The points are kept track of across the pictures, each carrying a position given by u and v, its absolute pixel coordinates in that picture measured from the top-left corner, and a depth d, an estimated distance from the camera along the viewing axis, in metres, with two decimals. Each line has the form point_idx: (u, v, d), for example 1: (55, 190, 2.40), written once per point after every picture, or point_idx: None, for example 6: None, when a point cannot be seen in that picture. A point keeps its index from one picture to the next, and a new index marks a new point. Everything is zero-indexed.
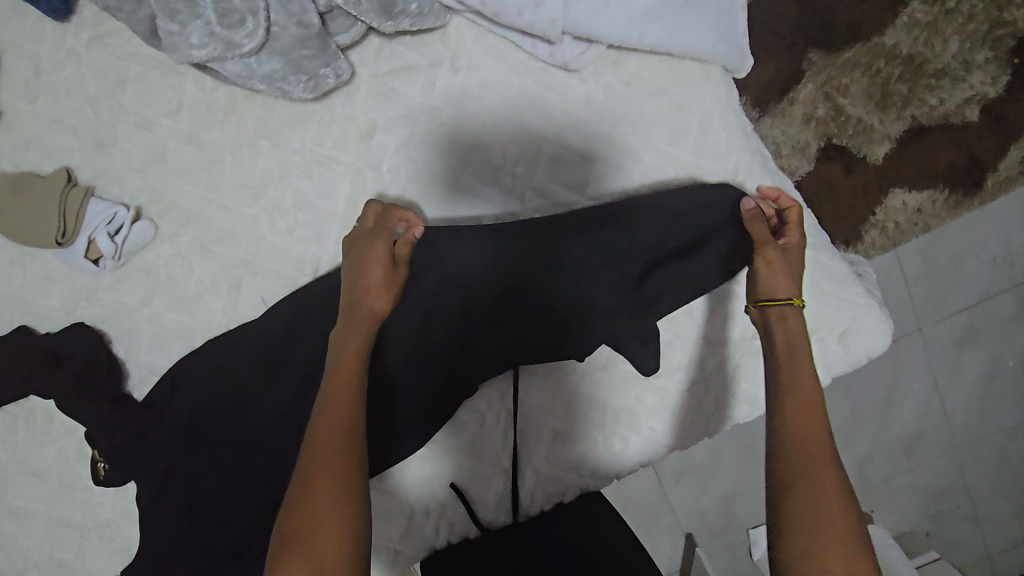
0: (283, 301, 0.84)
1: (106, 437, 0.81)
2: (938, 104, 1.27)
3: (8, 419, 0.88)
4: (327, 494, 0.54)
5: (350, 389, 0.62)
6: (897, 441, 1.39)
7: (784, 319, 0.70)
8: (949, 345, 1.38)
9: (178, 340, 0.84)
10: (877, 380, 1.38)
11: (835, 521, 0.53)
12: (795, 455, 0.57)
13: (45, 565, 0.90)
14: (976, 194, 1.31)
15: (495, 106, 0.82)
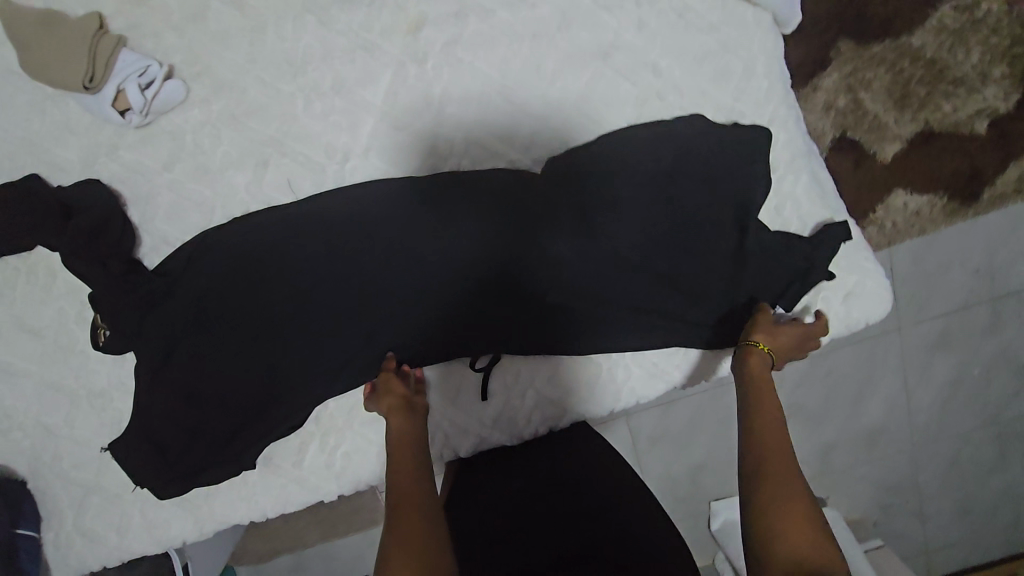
0: (312, 189, 0.83)
1: (114, 300, 0.80)
2: (951, 112, 1.28)
3: (6, 271, 0.85)
4: (421, 518, 0.60)
5: (414, 464, 0.68)
6: (865, 432, 1.43)
7: (749, 360, 0.76)
8: (925, 345, 1.39)
9: (197, 212, 0.82)
10: (847, 373, 1.39)
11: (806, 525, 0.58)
12: (765, 466, 0.64)
13: (32, 427, 0.90)
14: (971, 205, 1.30)
15: (548, 17, 0.81)
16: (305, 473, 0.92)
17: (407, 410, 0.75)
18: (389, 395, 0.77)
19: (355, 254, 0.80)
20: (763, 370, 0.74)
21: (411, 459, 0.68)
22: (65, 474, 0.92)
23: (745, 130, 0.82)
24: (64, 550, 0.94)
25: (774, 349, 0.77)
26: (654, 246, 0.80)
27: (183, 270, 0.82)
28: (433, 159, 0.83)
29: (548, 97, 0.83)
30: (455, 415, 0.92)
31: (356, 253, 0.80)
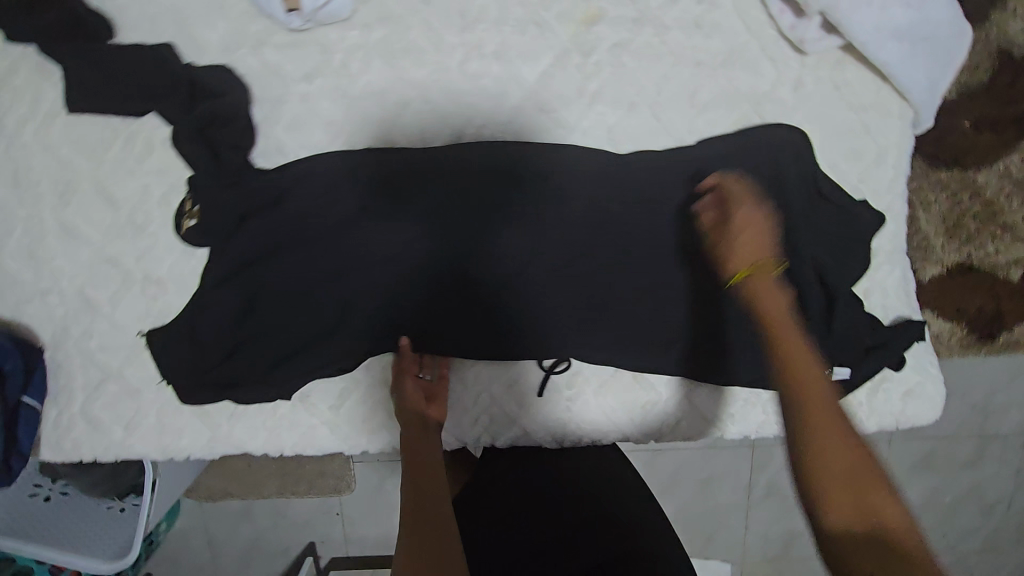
0: (443, 142, 0.83)
1: (217, 193, 0.80)
2: (994, 251, 1.08)
3: (104, 131, 0.80)
4: (441, 538, 0.64)
5: (430, 475, 0.73)
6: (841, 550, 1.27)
7: (755, 292, 0.66)
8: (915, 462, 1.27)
9: (320, 130, 0.81)
10: None
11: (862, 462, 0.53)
12: (814, 439, 0.54)
13: (70, 295, 0.86)
14: (984, 346, 1.13)
15: (717, 51, 0.81)
16: (338, 420, 0.91)
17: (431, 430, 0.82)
18: (406, 409, 0.83)
19: (464, 221, 0.84)
20: (771, 297, 0.65)
21: (430, 487, 0.71)
22: (88, 352, 0.88)
23: (859, 209, 0.85)
24: (62, 431, 0.89)
25: (764, 263, 0.68)
26: (725, 298, 0.86)
27: (290, 181, 0.82)
28: (566, 149, 0.83)
29: (695, 124, 0.83)
30: (497, 409, 0.93)
31: (468, 219, 0.84)
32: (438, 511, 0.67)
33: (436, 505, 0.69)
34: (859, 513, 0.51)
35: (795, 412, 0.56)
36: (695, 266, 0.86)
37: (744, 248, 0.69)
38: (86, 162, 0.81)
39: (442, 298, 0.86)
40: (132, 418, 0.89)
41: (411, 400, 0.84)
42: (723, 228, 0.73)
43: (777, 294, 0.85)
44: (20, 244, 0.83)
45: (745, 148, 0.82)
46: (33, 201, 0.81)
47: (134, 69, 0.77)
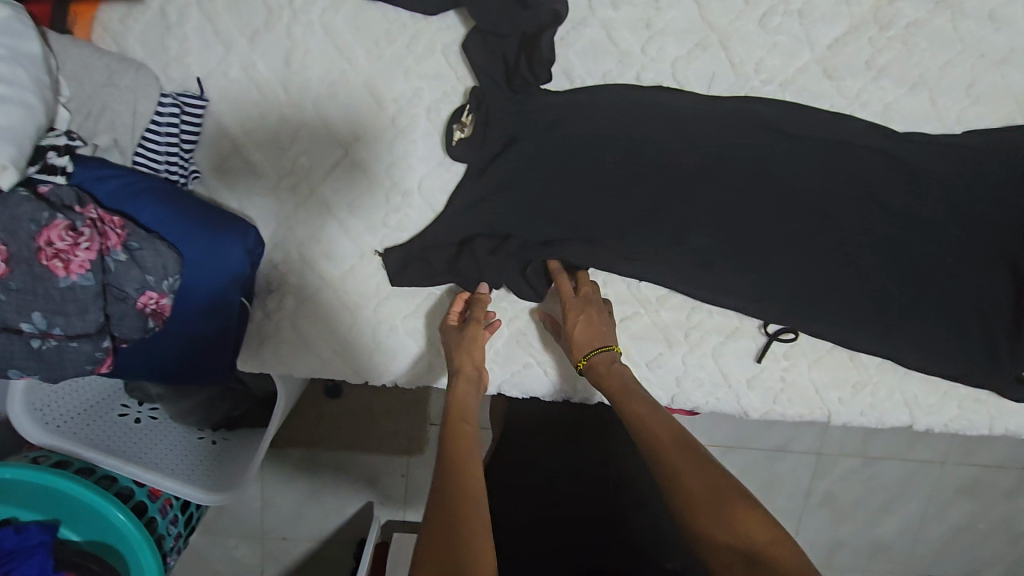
0: (726, 92, 0.81)
1: (501, 107, 0.78)
2: None
3: (391, 23, 0.75)
4: (476, 501, 0.59)
5: (461, 433, 0.67)
6: (850, 529, 1.60)
7: (603, 371, 0.76)
8: (933, 462, 1.56)
9: (614, 59, 0.79)
10: (864, 477, 1.56)
11: (752, 516, 0.58)
12: (674, 469, 0.63)
13: (306, 193, 0.81)
14: None
15: (1005, 45, 0.82)
16: (556, 362, 0.88)
17: (476, 387, 0.76)
18: (467, 360, 0.76)
19: (731, 175, 0.82)
20: (609, 372, 0.76)
21: (466, 439, 0.67)
22: (310, 257, 0.82)
23: None
24: (265, 338, 0.84)
25: (597, 342, 0.78)
26: (955, 287, 0.88)
27: (570, 107, 0.78)
28: (843, 121, 0.83)
29: (964, 115, 0.85)
30: (709, 372, 0.91)
31: (735, 175, 0.82)
32: (465, 469, 0.62)
33: (446, 455, 0.64)
34: (720, 518, 0.58)
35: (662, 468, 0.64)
36: (928, 256, 0.87)
37: (579, 320, 0.78)
38: (366, 54, 0.76)
39: (693, 254, 0.82)
40: (344, 335, 0.85)
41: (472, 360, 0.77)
42: (590, 307, 0.79)
43: (1007, 289, 0.88)
44: (269, 131, 0.78)
45: (998, 147, 0.85)
46: (298, 87, 0.76)
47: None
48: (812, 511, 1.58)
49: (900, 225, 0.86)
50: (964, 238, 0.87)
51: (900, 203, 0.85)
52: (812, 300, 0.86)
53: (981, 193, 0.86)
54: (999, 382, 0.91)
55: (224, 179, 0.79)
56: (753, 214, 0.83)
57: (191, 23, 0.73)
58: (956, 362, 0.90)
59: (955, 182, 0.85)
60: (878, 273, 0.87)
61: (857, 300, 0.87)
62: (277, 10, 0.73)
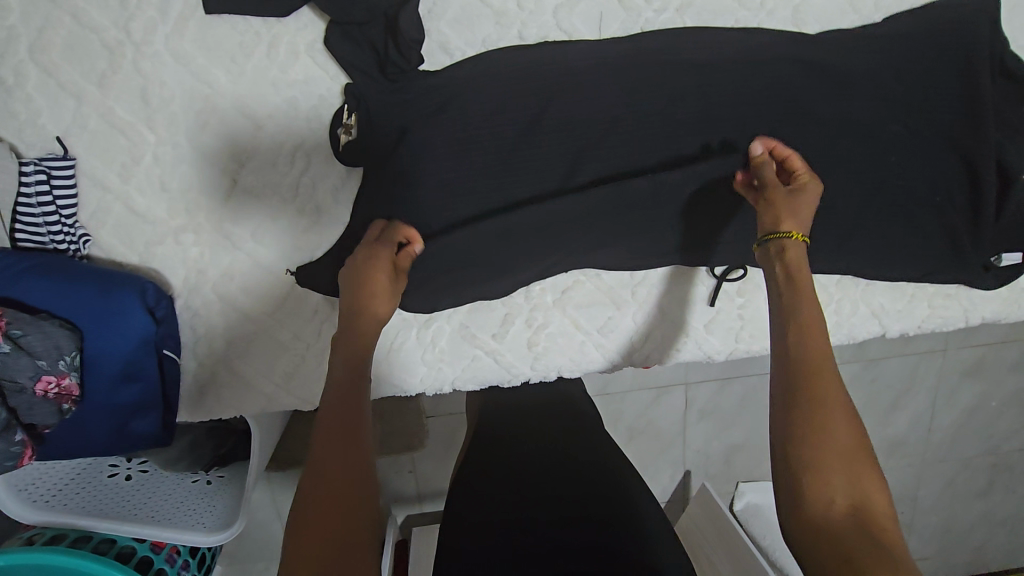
0: (619, 33, 0.76)
1: (382, 99, 0.72)
2: None
3: (243, 37, 0.70)
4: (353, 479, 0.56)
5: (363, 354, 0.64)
6: (862, 434, 1.58)
7: (784, 253, 0.64)
8: (933, 351, 1.53)
9: (490, 23, 0.73)
10: (866, 382, 1.53)
11: (873, 487, 0.53)
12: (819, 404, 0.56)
13: (204, 232, 0.76)
14: None
15: None
16: (504, 349, 0.86)
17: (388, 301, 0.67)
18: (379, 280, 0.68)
19: (646, 120, 0.74)
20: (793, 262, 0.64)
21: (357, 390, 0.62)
22: (227, 296, 0.79)
23: None
24: (204, 385, 0.82)
25: (795, 229, 0.65)
26: (911, 186, 0.82)
27: (456, 83, 0.73)
28: (750, 37, 0.77)
29: (878, 2, 0.80)
30: (663, 325, 0.88)
31: (651, 119, 0.74)
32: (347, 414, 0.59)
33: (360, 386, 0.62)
34: (849, 478, 0.53)
35: (821, 432, 0.55)
36: (877, 160, 0.80)
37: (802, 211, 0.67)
38: (226, 74, 0.70)
39: (623, 212, 0.77)
40: (284, 367, 0.83)
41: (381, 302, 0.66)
42: (805, 198, 0.67)
43: (960, 176, 0.82)
44: (149, 175, 0.73)
45: (923, 27, 0.79)
46: (165, 124, 0.71)
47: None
48: None
49: (842, 132, 0.78)
50: (909, 132, 0.80)
51: (835, 109, 0.78)
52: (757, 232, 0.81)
53: (916, 80, 0.79)
54: (969, 274, 0.87)
55: (115, 236, 0.75)
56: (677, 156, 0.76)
57: (33, 81, 0.68)
58: (917, 266, 0.87)
59: (885, 73, 0.79)
60: (826, 188, 0.80)
61: (804, 220, 0.81)
62: (118, 47, 0.68)
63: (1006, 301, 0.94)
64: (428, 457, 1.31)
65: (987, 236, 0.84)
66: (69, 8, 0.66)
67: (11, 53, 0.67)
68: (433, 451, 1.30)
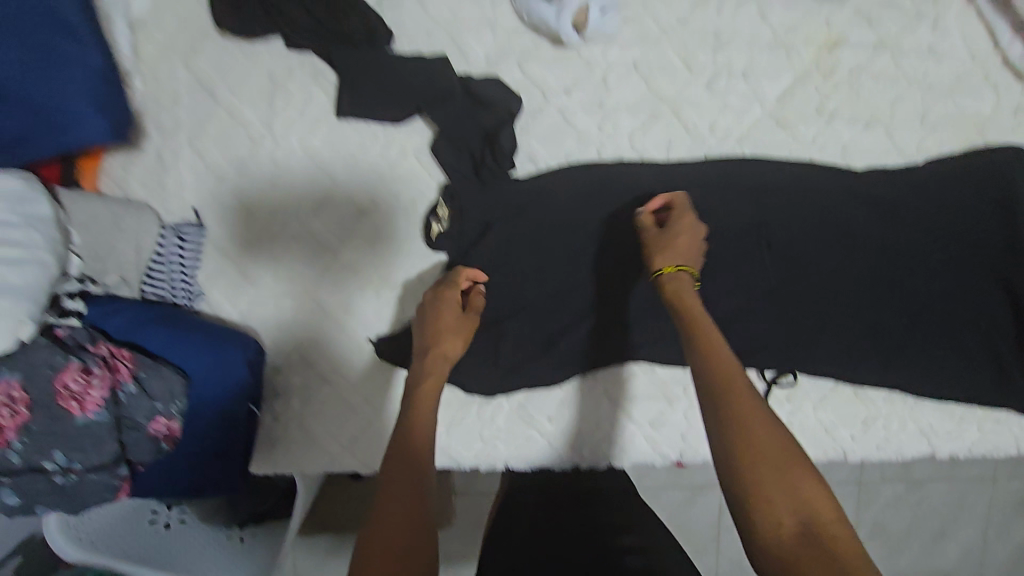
0: (685, 156, 0.85)
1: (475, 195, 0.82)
2: None
3: (364, 138, 0.82)
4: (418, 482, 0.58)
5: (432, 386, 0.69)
6: (906, 561, 1.50)
7: (676, 292, 0.69)
8: (982, 479, 1.48)
9: (573, 140, 0.83)
10: (910, 505, 1.48)
11: (830, 512, 0.52)
12: (739, 420, 0.56)
13: (301, 297, 0.85)
14: None
15: (948, 76, 0.85)
16: (557, 431, 0.90)
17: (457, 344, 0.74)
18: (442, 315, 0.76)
19: (703, 231, 0.84)
20: (686, 293, 0.69)
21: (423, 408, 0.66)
22: (311, 357, 0.86)
23: None
24: (275, 440, 0.87)
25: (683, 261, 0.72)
26: (954, 311, 0.87)
27: (538, 188, 0.82)
28: (805, 169, 0.85)
29: (924, 144, 0.87)
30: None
31: (708, 230, 0.84)
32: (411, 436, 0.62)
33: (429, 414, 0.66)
34: (796, 499, 0.52)
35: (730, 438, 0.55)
36: (917, 283, 0.87)
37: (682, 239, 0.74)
38: (344, 167, 0.82)
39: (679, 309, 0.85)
40: (351, 428, 0.88)
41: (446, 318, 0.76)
42: (693, 231, 0.75)
43: (1006, 306, 0.87)
44: (263, 244, 0.84)
45: (968, 170, 0.86)
46: (285, 204, 0.82)
47: (408, 75, 0.78)
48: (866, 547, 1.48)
49: (883, 256, 0.86)
50: (954, 261, 0.86)
51: (879, 235, 0.86)
52: (802, 339, 0.87)
53: (961, 216, 0.86)
54: (1017, 400, 0.89)
55: (224, 295, 0.84)
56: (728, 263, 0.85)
57: (185, 162, 0.80)
58: (967, 388, 0.89)
59: (931, 206, 0.86)
60: (869, 304, 0.87)
61: (847, 333, 0.87)
62: (260, 139, 0.80)
63: None
64: (459, 536, 1.30)
65: None
66: (227, 106, 0.79)
67: (174, 138, 0.80)
68: (465, 531, 1.30)
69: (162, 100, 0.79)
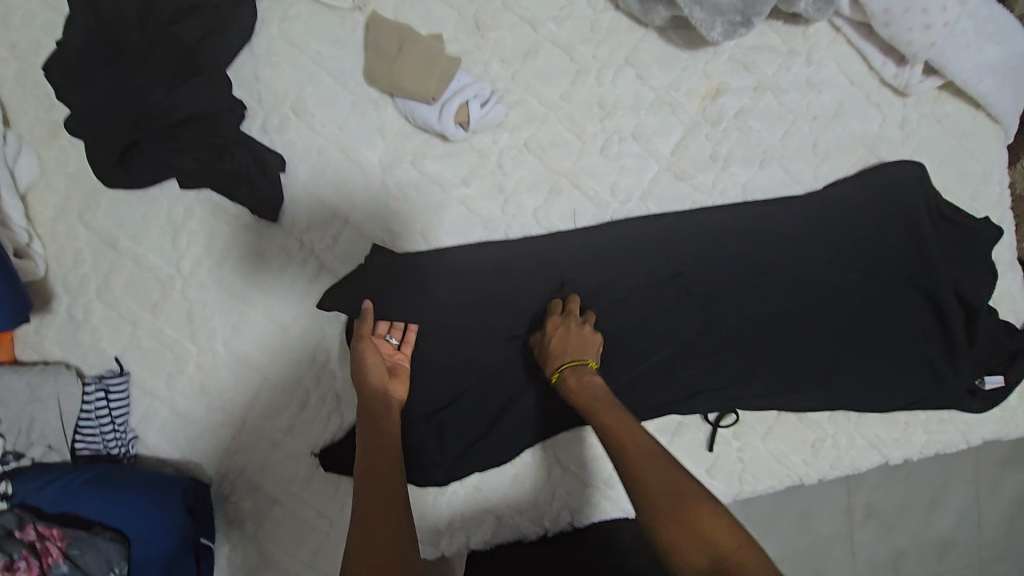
0: (592, 221, 0.86)
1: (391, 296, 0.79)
2: None
3: (273, 259, 0.82)
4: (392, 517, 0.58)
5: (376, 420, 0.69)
6: None
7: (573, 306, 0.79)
8: None
9: (480, 227, 0.84)
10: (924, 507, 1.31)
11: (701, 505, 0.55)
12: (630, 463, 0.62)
13: (238, 425, 0.84)
14: None
15: (831, 104, 0.88)
16: (514, 506, 0.91)
17: (375, 361, 0.73)
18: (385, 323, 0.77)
19: (629, 285, 0.84)
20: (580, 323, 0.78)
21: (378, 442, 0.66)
22: (259, 482, 0.85)
23: (984, 235, 0.90)
24: (238, 570, 0.85)
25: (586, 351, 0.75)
26: (885, 323, 0.88)
27: (452, 276, 0.82)
28: (709, 214, 0.87)
29: (819, 171, 0.89)
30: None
31: (633, 283, 0.84)
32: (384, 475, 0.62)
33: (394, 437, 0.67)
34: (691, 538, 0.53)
35: (622, 457, 0.62)
36: (839, 304, 0.88)
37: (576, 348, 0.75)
38: (258, 291, 0.82)
39: (615, 364, 0.84)
40: (309, 544, 0.86)
41: (373, 371, 0.72)
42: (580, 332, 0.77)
43: (928, 311, 0.89)
44: (189, 379, 0.83)
45: (864, 187, 0.88)
46: (205, 337, 0.82)
47: (310, 209, 0.81)
48: None
49: (805, 280, 0.87)
50: (872, 274, 0.88)
51: (797, 262, 0.87)
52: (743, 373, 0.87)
53: (871, 229, 0.88)
54: (957, 398, 0.91)
55: (160, 436, 0.83)
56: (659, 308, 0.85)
57: (97, 315, 0.80)
58: (908, 394, 0.91)
59: (839, 230, 0.88)
60: (800, 331, 0.87)
61: (783, 363, 0.88)
62: (169, 280, 0.81)
63: (1004, 418, 0.96)
64: None
65: (965, 361, 0.89)
66: (131, 255, 0.80)
67: (82, 294, 0.79)
68: None
69: (65, 259, 0.79)
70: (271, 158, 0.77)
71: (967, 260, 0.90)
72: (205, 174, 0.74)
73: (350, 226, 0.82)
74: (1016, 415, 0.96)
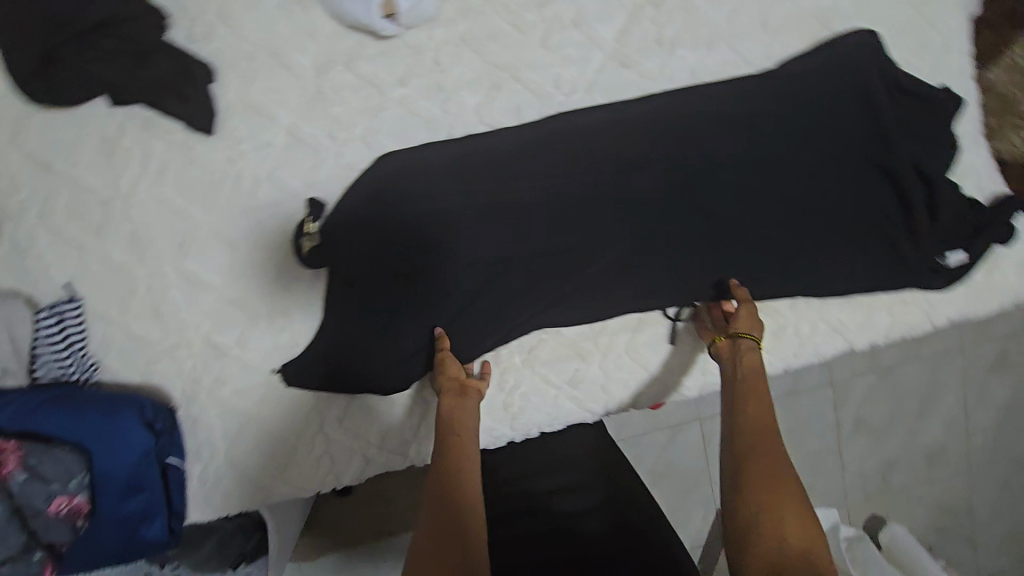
0: (536, 116, 0.84)
1: (349, 216, 0.81)
2: None
3: (213, 174, 0.80)
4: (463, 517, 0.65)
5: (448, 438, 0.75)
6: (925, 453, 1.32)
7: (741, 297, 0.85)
8: (986, 365, 1.31)
9: (423, 129, 0.83)
10: (904, 405, 1.31)
11: (779, 489, 0.62)
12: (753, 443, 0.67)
13: (196, 346, 0.84)
14: None
15: None
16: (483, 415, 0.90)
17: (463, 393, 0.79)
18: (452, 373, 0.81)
19: (578, 180, 0.84)
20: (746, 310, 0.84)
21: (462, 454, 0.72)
22: (224, 402, 0.85)
23: (946, 104, 0.86)
24: (211, 488, 0.87)
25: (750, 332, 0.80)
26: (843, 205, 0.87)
27: (399, 185, 0.82)
28: (657, 100, 0.85)
29: (770, 50, 0.86)
30: (629, 369, 0.93)
31: (582, 176, 0.84)
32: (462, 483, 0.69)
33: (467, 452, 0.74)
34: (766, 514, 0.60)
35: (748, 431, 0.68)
36: (796, 191, 0.86)
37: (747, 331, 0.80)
38: (201, 209, 0.81)
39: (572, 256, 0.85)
40: (279, 459, 0.87)
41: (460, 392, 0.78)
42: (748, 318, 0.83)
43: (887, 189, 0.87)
44: (143, 302, 0.82)
45: (816, 67, 0.86)
46: (153, 259, 0.81)
47: (247, 120, 0.80)
48: (869, 468, 1.31)
49: (760, 163, 0.85)
50: (828, 154, 0.86)
51: (751, 144, 0.85)
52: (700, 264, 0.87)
53: (824, 107, 0.86)
54: (919, 278, 0.89)
55: (119, 361, 0.83)
56: (608, 201, 0.84)
57: (42, 241, 0.80)
58: (868, 277, 0.90)
59: (793, 109, 0.85)
60: (757, 218, 0.86)
61: (740, 251, 0.87)
62: (109, 201, 0.80)
63: (968, 297, 0.96)
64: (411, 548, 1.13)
65: (925, 241, 0.88)
66: (69, 178, 0.78)
67: (24, 221, 0.79)
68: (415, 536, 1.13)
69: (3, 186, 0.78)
70: (195, 65, 0.76)
71: (926, 132, 0.87)
72: (133, 83, 0.75)
73: (289, 136, 0.81)
74: (980, 292, 0.95)
